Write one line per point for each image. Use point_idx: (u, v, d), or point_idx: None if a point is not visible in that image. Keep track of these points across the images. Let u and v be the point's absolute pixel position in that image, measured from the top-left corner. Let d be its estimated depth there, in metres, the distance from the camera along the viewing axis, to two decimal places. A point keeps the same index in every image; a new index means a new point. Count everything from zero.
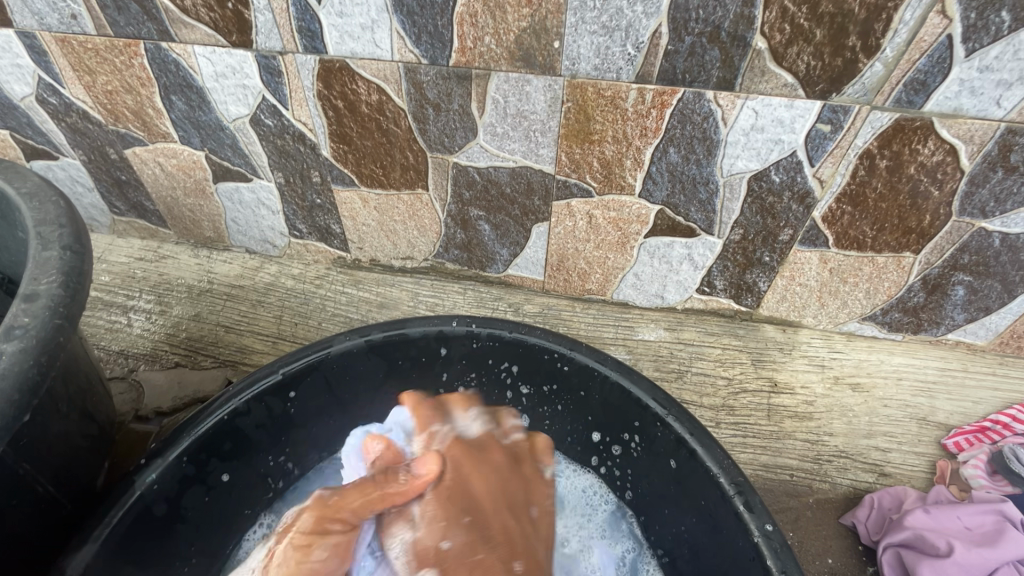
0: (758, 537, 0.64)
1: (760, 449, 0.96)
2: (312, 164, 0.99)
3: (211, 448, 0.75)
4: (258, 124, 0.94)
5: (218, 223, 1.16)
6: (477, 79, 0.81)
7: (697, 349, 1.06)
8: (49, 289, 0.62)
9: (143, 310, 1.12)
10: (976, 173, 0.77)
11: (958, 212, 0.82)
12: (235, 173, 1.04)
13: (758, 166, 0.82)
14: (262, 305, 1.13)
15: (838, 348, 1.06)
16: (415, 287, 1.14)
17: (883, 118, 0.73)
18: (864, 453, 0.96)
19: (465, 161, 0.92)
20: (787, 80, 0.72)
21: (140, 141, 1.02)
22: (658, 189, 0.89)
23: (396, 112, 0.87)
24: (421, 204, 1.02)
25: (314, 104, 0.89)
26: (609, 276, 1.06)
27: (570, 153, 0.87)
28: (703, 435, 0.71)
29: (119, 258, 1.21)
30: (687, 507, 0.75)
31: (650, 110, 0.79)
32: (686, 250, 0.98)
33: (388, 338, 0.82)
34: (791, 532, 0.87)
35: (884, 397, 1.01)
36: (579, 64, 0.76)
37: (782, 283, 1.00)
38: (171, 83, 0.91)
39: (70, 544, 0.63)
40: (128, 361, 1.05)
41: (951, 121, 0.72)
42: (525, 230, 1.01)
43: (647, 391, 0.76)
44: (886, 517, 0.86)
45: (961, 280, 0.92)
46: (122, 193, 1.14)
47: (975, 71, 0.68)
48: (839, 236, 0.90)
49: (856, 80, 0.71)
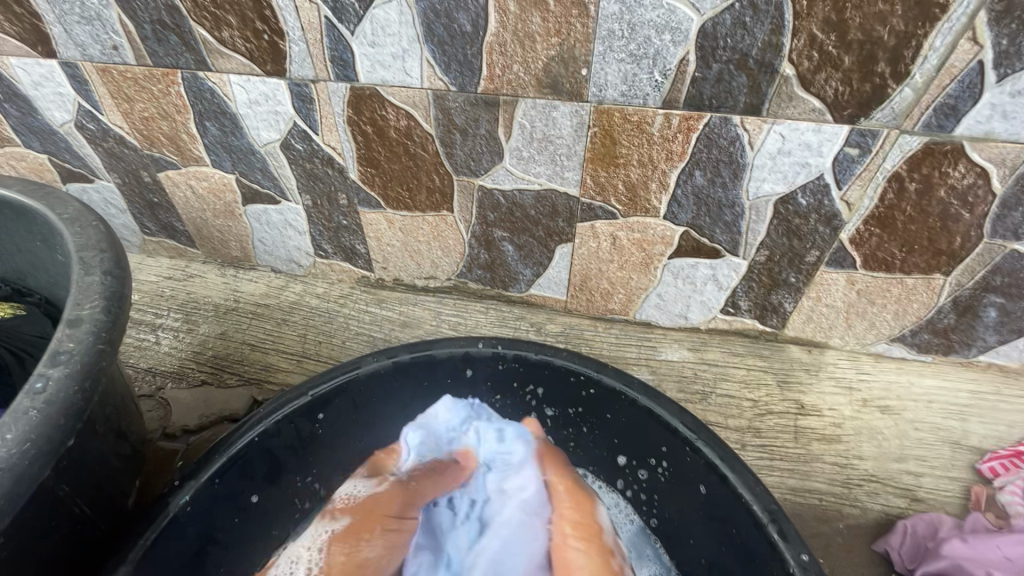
0: (795, 568, 0.63)
1: (788, 473, 0.94)
2: (339, 186, 1.01)
3: (243, 469, 0.75)
4: (288, 148, 0.97)
5: (245, 243, 1.18)
6: (505, 105, 0.82)
7: (721, 370, 1.05)
8: (93, 314, 0.64)
9: (170, 328, 1.15)
10: (1008, 196, 0.76)
11: (989, 234, 0.82)
12: (263, 195, 1.07)
13: (785, 188, 0.83)
14: (286, 324, 1.14)
15: (865, 369, 1.05)
16: (438, 306, 1.15)
17: (913, 142, 0.73)
18: (896, 478, 0.94)
19: (490, 183, 0.93)
20: (815, 105, 0.73)
21: (172, 164, 1.05)
22: (683, 211, 0.89)
23: (423, 137, 0.89)
24: (445, 226, 1.03)
25: (343, 129, 0.91)
26: (632, 295, 1.06)
27: (595, 176, 0.88)
28: (734, 460, 0.71)
29: (148, 277, 1.24)
30: (717, 533, 0.75)
31: (676, 133, 0.80)
32: (710, 271, 0.98)
33: (415, 359, 0.83)
34: (823, 558, 0.86)
35: (915, 420, 0.99)
36: (606, 91, 0.77)
37: (808, 304, 0.99)
38: (206, 110, 0.94)
39: (108, 565, 0.65)
40: (155, 379, 1.07)
41: (983, 145, 0.72)
42: (548, 250, 1.02)
43: (674, 414, 0.75)
44: (921, 545, 0.84)
45: (993, 302, 0.90)
46: (154, 214, 1.17)
47: (1007, 96, 0.67)
48: (867, 257, 0.89)
49: (886, 105, 0.71)
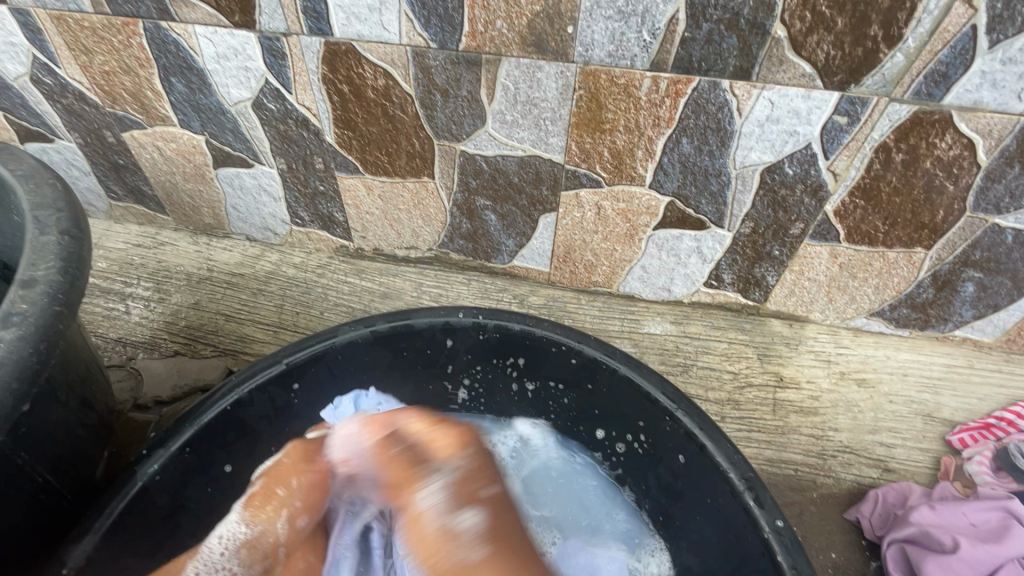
0: (769, 533, 0.64)
1: (765, 443, 0.95)
2: (315, 150, 0.97)
3: (214, 438, 0.73)
4: (261, 108, 0.92)
5: (218, 209, 1.13)
6: (487, 64, 0.79)
7: (703, 343, 1.05)
8: (47, 274, 0.60)
9: (141, 297, 1.11)
10: (992, 168, 0.76)
11: (972, 208, 0.81)
12: (236, 158, 1.02)
13: (772, 158, 0.81)
14: (262, 294, 1.11)
15: (844, 343, 1.06)
16: (419, 277, 1.13)
17: (902, 111, 0.72)
18: (869, 449, 0.96)
19: (472, 149, 0.90)
20: (805, 70, 0.71)
21: (137, 124, 1.00)
22: (669, 180, 0.87)
23: (402, 98, 0.85)
24: (426, 192, 1.00)
25: (318, 88, 0.87)
26: (616, 268, 1.05)
27: (580, 142, 0.85)
28: (714, 430, 0.70)
29: (116, 244, 1.19)
30: (694, 505, 0.75)
31: (664, 98, 0.77)
32: (695, 243, 0.96)
33: (393, 328, 0.81)
34: (797, 527, 0.88)
35: (890, 393, 1.01)
36: (593, 51, 0.74)
37: (791, 277, 0.99)
38: (171, 64, 0.89)
39: (72, 533, 0.63)
40: (126, 349, 1.04)
41: (971, 115, 0.71)
42: (532, 220, 1.00)
43: (655, 385, 0.74)
44: (890, 512, 0.87)
45: (972, 276, 0.91)
46: (120, 177, 1.12)
47: (998, 64, 0.66)
48: (851, 230, 0.89)
49: (876, 71, 0.69)
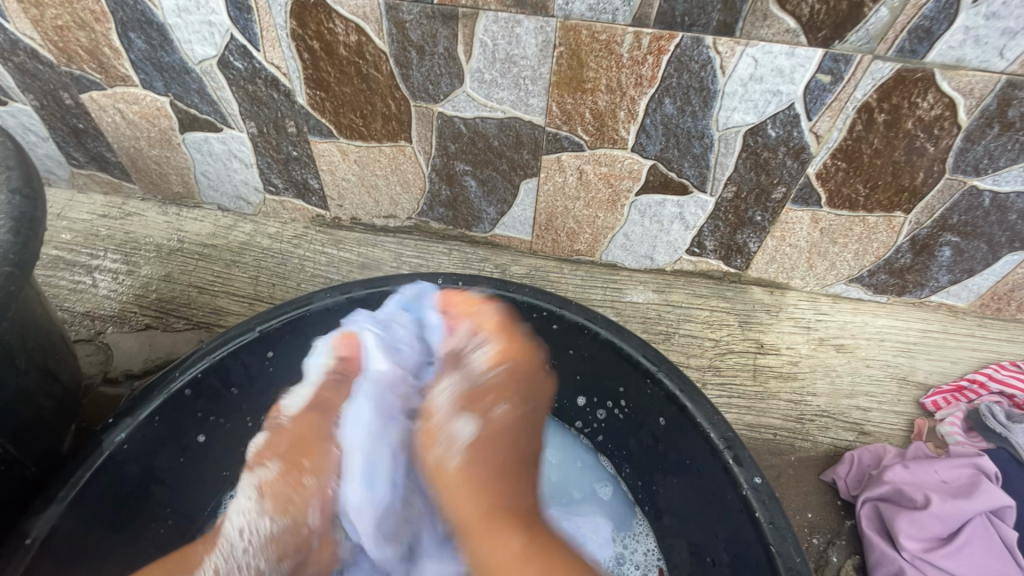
0: (747, 490, 0.64)
1: (745, 409, 0.96)
2: (287, 112, 0.93)
3: (184, 407, 0.71)
4: (227, 67, 0.88)
5: (187, 177, 1.09)
6: (464, 19, 0.75)
7: (685, 311, 1.05)
8: None
9: (109, 270, 1.06)
10: (972, 129, 0.76)
11: (951, 170, 0.81)
12: (203, 122, 0.98)
13: (755, 119, 0.80)
14: (236, 266, 1.08)
15: (823, 310, 1.07)
16: (398, 247, 1.10)
17: (885, 69, 0.71)
18: (846, 413, 0.97)
19: (451, 110, 0.87)
20: (790, 25, 0.69)
21: (96, 84, 0.95)
22: (651, 143, 0.86)
23: (376, 55, 0.82)
24: (404, 157, 0.97)
25: (288, 45, 0.83)
26: (598, 235, 1.03)
27: (561, 103, 0.83)
28: (693, 391, 0.70)
29: (81, 215, 1.13)
30: (674, 466, 0.75)
31: (646, 56, 0.75)
32: (677, 209, 0.96)
33: (371, 295, 0.78)
34: (774, 488, 0.89)
35: (867, 358, 1.02)
36: (573, 3, 0.72)
37: (772, 243, 0.99)
38: (129, 18, 0.84)
39: (35, 504, 0.60)
40: (94, 323, 1.00)
41: (953, 73, 0.70)
42: (512, 186, 0.98)
43: (636, 347, 0.74)
44: (865, 473, 0.88)
45: (949, 241, 0.92)
46: (81, 143, 1.06)
47: (981, 19, 0.66)
48: (832, 195, 0.88)
49: (860, 26, 0.68)
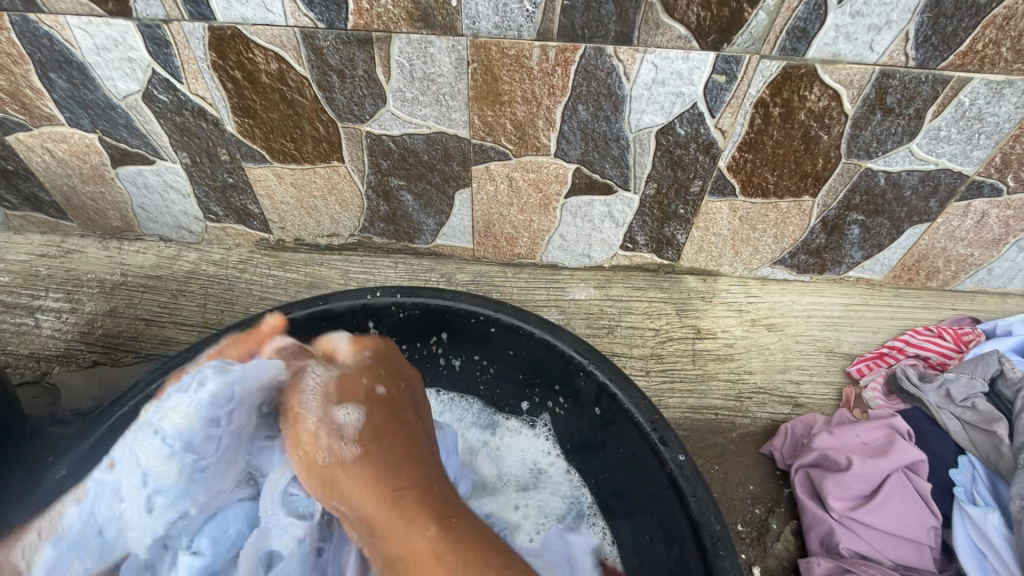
0: (672, 467, 0.68)
1: (686, 392, 1.01)
2: (218, 141, 0.94)
3: None
4: (152, 100, 0.89)
5: (125, 211, 1.09)
6: (379, 42, 0.79)
7: (625, 304, 1.10)
8: None
9: (51, 309, 1.06)
10: (858, 116, 0.82)
11: (846, 155, 0.88)
12: (135, 156, 0.99)
13: (663, 119, 0.85)
14: (183, 295, 1.08)
15: (754, 292, 1.13)
16: (344, 264, 1.12)
17: (772, 67, 0.77)
18: (780, 387, 1.03)
19: (378, 129, 0.90)
20: (681, 32, 0.74)
21: (21, 125, 0.95)
22: (572, 147, 0.90)
23: (298, 81, 0.84)
24: (339, 177, 0.99)
25: (210, 76, 0.84)
26: (536, 238, 1.07)
27: (482, 116, 0.87)
28: (622, 379, 0.74)
29: (18, 256, 1.12)
30: (612, 454, 0.79)
31: (555, 67, 0.80)
32: (606, 208, 1.00)
33: (311, 315, 0.80)
34: (717, 465, 0.94)
35: (796, 334, 1.09)
36: (479, 23, 0.75)
37: (698, 234, 1.05)
38: (47, 59, 0.84)
39: None
40: (39, 364, 1.00)
41: (832, 67, 0.76)
42: (447, 197, 1.01)
43: (568, 343, 0.78)
44: (798, 443, 0.94)
45: (856, 220, 0.99)
46: (12, 184, 1.06)
47: (848, 17, 0.72)
48: (745, 184, 0.94)
49: (744, 30, 0.74)
